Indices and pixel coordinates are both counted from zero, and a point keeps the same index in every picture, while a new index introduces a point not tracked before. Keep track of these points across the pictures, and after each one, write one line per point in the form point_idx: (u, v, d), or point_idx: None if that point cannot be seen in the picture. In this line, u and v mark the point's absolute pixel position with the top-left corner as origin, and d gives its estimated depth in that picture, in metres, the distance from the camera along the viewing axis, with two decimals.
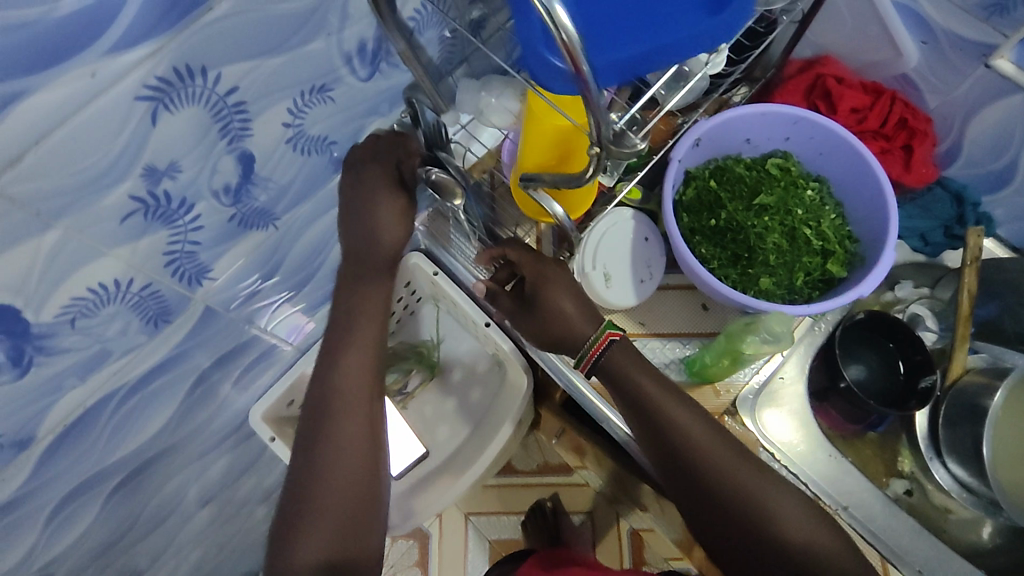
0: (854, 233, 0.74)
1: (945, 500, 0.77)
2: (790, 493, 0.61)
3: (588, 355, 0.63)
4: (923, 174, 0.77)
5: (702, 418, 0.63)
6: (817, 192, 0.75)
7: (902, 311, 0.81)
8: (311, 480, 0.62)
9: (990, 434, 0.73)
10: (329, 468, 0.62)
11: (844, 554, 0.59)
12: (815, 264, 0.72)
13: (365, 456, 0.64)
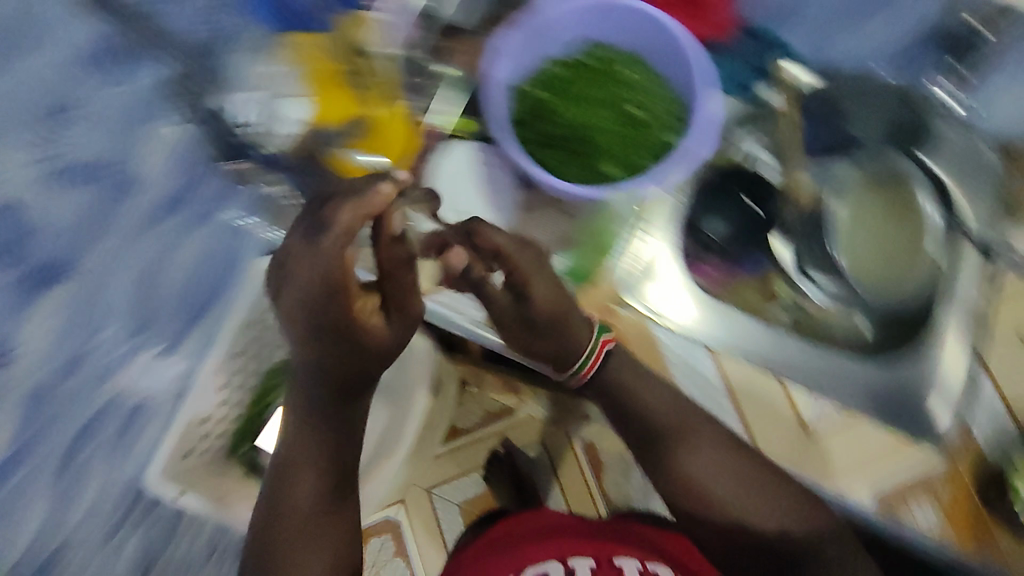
0: (676, 97, 0.78)
1: (825, 312, 0.86)
2: (784, 515, 0.80)
3: (591, 361, 0.77)
4: (719, 22, 0.83)
5: (677, 398, 0.82)
6: (638, 73, 0.80)
7: (743, 155, 0.86)
8: (280, 560, 0.78)
9: (847, 244, 0.86)
10: (287, 557, 0.78)
11: (831, 531, 0.80)
12: (650, 137, 0.78)
13: (326, 536, 0.80)
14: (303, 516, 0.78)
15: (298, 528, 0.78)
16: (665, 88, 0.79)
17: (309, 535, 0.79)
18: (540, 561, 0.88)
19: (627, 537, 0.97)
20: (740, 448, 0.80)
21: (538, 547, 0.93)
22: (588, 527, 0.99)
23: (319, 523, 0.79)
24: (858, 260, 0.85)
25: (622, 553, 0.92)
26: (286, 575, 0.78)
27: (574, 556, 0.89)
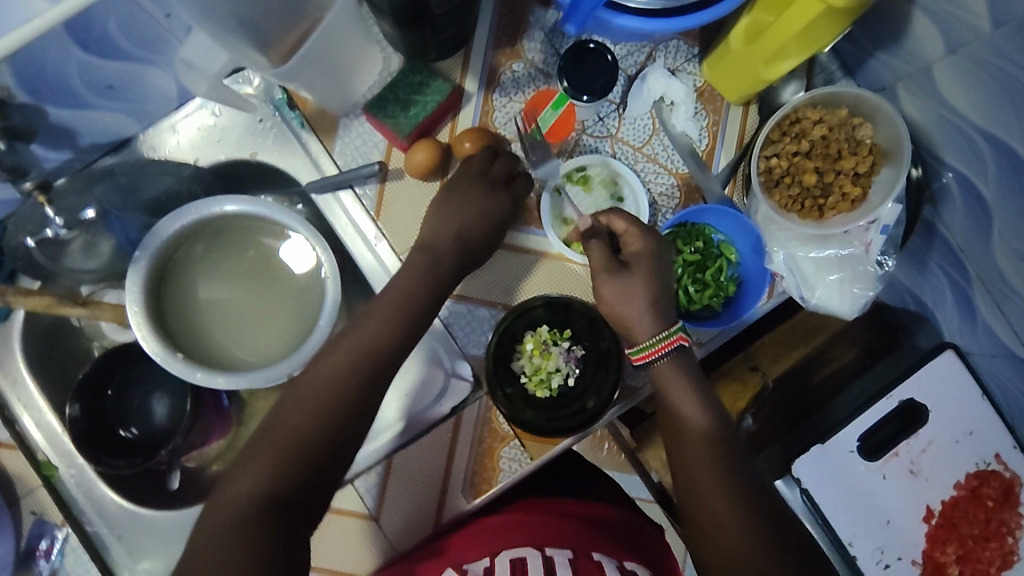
0: (256, 285, 0.75)
1: (720, 295, 0.76)
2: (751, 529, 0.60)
3: (656, 350, 0.68)
4: (90, 367, 0.77)
5: (714, 426, 0.66)
6: (78, 362, 0.79)
7: (576, 275, 0.77)
8: (306, 374, 0.60)
9: (735, 276, 0.76)
10: (338, 359, 0.60)
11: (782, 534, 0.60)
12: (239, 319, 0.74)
13: (349, 400, 0.59)
14: (348, 360, 0.60)
15: (340, 355, 0.60)
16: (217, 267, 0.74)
17: (358, 362, 0.60)
18: (494, 551, 0.73)
19: (581, 527, 0.78)
20: (713, 412, 0.67)
21: (475, 532, 0.76)
22: (556, 518, 0.79)
23: (367, 361, 0.60)
24: (728, 253, 0.76)
25: (596, 546, 0.75)
26: (302, 391, 0.59)
27: (513, 546, 0.73)
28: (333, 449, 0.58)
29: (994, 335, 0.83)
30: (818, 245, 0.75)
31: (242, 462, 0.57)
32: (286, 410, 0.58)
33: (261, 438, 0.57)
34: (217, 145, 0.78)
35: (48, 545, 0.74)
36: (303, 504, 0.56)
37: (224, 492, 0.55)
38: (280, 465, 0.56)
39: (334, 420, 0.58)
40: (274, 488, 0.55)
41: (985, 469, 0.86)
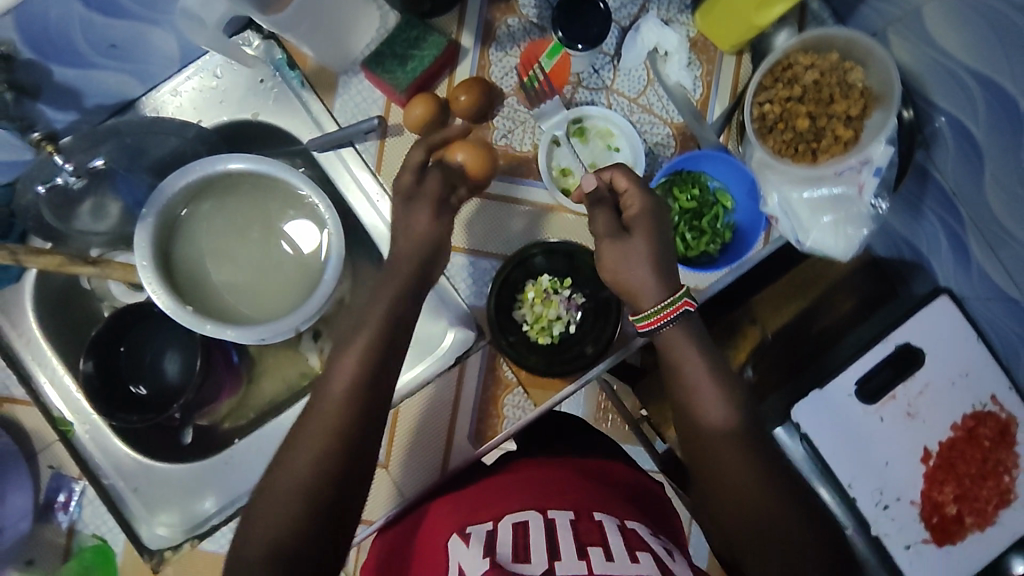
0: (265, 236, 0.77)
1: (716, 242, 0.77)
2: (768, 505, 0.61)
3: (661, 317, 0.66)
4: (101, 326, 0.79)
5: (723, 399, 0.66)
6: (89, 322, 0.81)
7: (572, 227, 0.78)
8: (302, 426, 0.61)
9: (731, 223, 0.78)
10: (330, 405, 0.61)
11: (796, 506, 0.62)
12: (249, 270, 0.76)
13: (344, 427, 0.60)
14: (340, 390, 0.61)
15: (331, 402, 0.61)
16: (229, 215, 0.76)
17: (348, 406, 0.61)
18: (500, 515, 0.68)
19: (595, 490, 0.73)
20: (721, 382, 0.67)
21: (485, 497, 0.72)
22: (568, 482, 0.74)
23: (357, 403, 0.61)
24: (725, 200, 0.77)
25: (600, 506, 0.69)
26: (299, 442, 0.60)
27: (517, 510, 0.68)
28: (334, 495, 0.59)
29: (989, 279, 0.85)
30: (812, 187, 0.75)
31: (252, 520, 0.59)
32: (284, 463, 0.60)
33: (265, 496, 0.59)
34: (220, 105, 0.79)
35: (66, 497, 0.77)
36: (314, 550, 0.57)
37: (241, 555, 0.57)
38: (291, 505, 0.58)
39: (331, 467, 0.59)
40: (283, 540, 0.57)
41: (980, 410, 0.88)
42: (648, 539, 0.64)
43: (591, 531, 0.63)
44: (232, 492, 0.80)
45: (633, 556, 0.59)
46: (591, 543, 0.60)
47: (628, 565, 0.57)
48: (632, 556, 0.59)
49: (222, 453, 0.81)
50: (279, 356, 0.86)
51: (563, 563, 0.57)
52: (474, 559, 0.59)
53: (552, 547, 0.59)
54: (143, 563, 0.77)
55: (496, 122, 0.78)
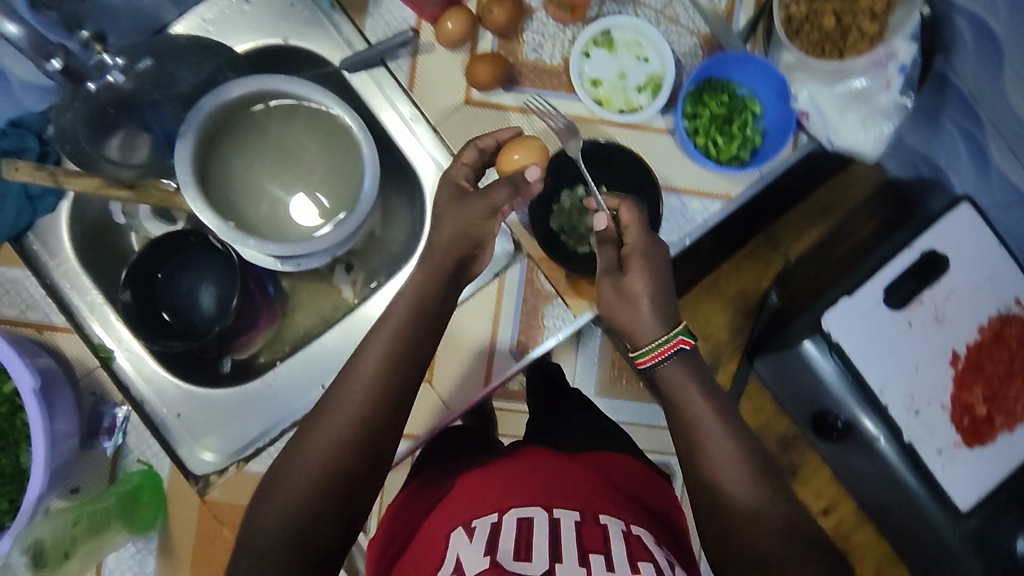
0: (299, 152, 0.77)
1: (748, 143, 0.79)
2: (767, 521, 0.61)
3: (655, 356, 0.69)
4: (140, 254, 0.80)
5: (722, 423, 0.67)
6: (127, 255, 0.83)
7: (602, 137, 0.79)
8: (321, 415, 0.63)
9: (762, 125, 0.79)
10: (350, 402, 0.63)
11: (795, 529, 0.61)
12: (284, 185, 0.77)
13: (359, 424, 0.62)
14: (356, 391, 0.63)
15: (343, 404, 0.63)
16: (266, 127, 0.77)
17: (371, 406, 0.63)
18: (506, 506, 0.67)
19: (611, 488, 0.74)
20: (721, 407, 0.68)
21: (491, 484, 0.71)
22: (583, 472, 0.75)
23: (379, 401, 0.63)
24: (753, 101, 0.79)
25: (607, 505, 0.69)
26: (315, 433, 0.62)
27: (524, 502, 0.68)
28: (348, 481, 0.61)
29: (1009, 182, 0.86)
30: (840, 82, 0.75)
31: (265, 497, 0.61)
32: (299, 451, 0.62)
33: (280, 476, 0.61)
34: (251, 31, 0.80)
35: (110, 423, 0.76)
36: (320, 534, 0.59)
37: (252, 529, 0.59)
38: (304, 499, 0.59)
39: (346, 456, 0.61)
40: (292, 524, 0.58)
41: (1005, 313, 0.90)
42: (651, 548, 0.65)
43: (594, 535, 0.64)
44: (274, 417, 0.80)
45: (635, 568, 0.60)
46: (593, 550, 0.61)
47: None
48: (634, 568, 0.60)
49: (263, 378, 0.81)
50: (313, 288, 0.87)
51: (563, 567, 0.59)
52: (476, 556, 0.59)
53: (555, 548, 0.61)
54: (190, 489, 0.77)
55: (525, 36, 0.78)
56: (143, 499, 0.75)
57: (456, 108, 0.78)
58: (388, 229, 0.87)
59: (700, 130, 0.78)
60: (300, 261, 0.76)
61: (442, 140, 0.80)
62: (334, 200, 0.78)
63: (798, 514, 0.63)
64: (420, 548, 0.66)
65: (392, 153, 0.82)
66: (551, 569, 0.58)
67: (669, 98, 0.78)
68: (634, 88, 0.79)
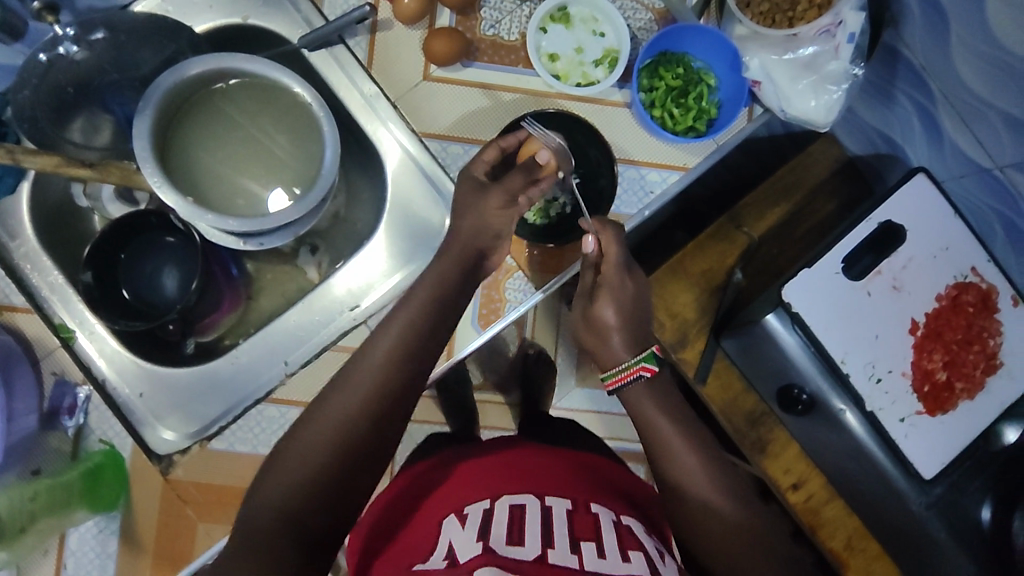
0: (262, 130, 0.79)
1: (703, 114, 0.80)
2: (745, 521, 0.63)
3: (621, 377, 0.72)
4: (102, 235, 0.79)
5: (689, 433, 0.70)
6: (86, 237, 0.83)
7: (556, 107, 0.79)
8: (328, 396, 0.60)
9: (716, 97, 0.82)
10: (360, 385, 0.60)
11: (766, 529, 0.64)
12: (250, 164, 0.79)
13: (374, 405, 0.59)
14: (375, 371, 0.61)
15: (358, 382, 0.60)
16: (228, 105, 0.77)
17: (382, 388, 0.60)
18: (495, 493, 0.68)
19: (591, 480, 0.73)
20: (685, 420, 0.71)
21: (480, 477, 0.71)
22: (565, 466, 0.75)
23: (390, 385, 0.61)
24: (706, 72, 0.81)
25: (596, 497, 0.70)
26: (321, 414, 0.59)
27: (512, 492, 0.67)
28: (352, 465, 0.57)
29: (961, 152, 0.89)
30: (792, 50, 0.77)
31: (263, 477, 0.57)
32: (303, 432, 0.58)
33: (282, 454, 0.57)
34: (209, 10, 0.79)
35: (71, 403, 0.76)
36: (320, 517, 0.55)
37: (247, 509, 0.55)
38: (308, 479, 0.56)
39: (353, 440, 0.58)
40: (293, 506, 0.54)
41: (962, 281, 0.92)
42: (641, 538, 0.64)
43: (586, 522, 0.63)
44: (239, 394, 0.80)
45: (625, 554, 0.59)
46: (584, 538, 0.60)
47: (618, 564, 0.57)
48: (624, 555, 0.59)
49: (226, 355, 0.81)
50: (278, 271, 0.88)
51: (555, 552, 0.57)
52: (468, 541, 0.58)
53: (547, 535, 0.59)
54: (151, 468, 0.77)
55: (483, 13, 0.80)
56: (105, 479, 0.74)
57: (416, 84, 0.79)
58: (354, 210, 0.87)
59: (656, 102, 0.79)
60: (263, 240, 0.77)
61: (400, 114, 0.79)
62: (300, 177, 0.80)
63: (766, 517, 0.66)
64: (403, 540, 0.65)
65: (354, 131, 0.83)
66: (542, 553, 0.56)
67: (625, 70, 0.79)
68: (591, 62, 0.80)
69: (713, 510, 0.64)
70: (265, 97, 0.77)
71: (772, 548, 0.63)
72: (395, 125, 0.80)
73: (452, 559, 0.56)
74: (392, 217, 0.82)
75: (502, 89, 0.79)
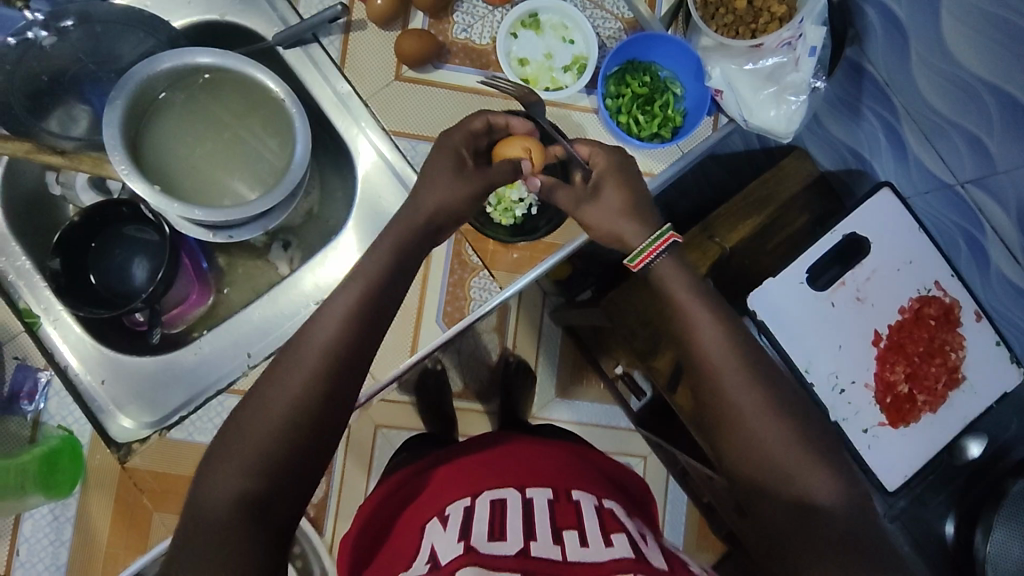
0: (239, 127, 0.81)
1: (667, 120, 0.84)
2: (784, 437, 0.58)
3: (650, 252, 0.66)
4: (75, 223, 0.81)
5: (730, 337, 0.62)
6: (58, 224, 0.84)
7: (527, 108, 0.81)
8: (273, 374, 0.54)
9: (680, 107, 0.85)
10: (312, 354, 0.54)
11: (807, 453, 0.57)
12: (226, 159, 0.81)
13: (325, 375, 0.54)
14: (327, 340, 0.55)
15: (309, 352, 0.54)
16: (207, 102, 0.79)
17: (331, 353, 0.54)
18: (476, 491, 0.67)
19: (584, 473, 0.73)
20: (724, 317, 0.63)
21: (463, 475, 0.71)
22: (556, 455, 0.75)
23: (339, 358, 0.55)
24: (672, 81, 0.85)
25: (582, 484, 0.69)
26: (274, 390, 0.53)
27: (495, 487, 0.67)
28: (311, 441, 0.53)
29: (925, 169, 0.91)
30: (754, 60, 0.81)
31: (214, 461, 0.52)
32: (255, 410, 0.53)
33: (232, 437, 0.52)
34: (188, 5, 0.81)
35: (32, 387, 0.76)
36: (284, 499, 0.52)
37: (199, 500, 0.50)
38: (262, 464, 0.51)
39: (307, 416, 0.53)
40: (251, 490, 0.50)
41: (926, 295, 0.93)
42: (624, 522, 0.64)
43: (567, 511, 0.63)
44: (202, 383, 0.81)
45: (608, 540, 0.58)
46: (567, 528, 0.59)
47: (602, 550, 0.56)
48: (606, 540, 0.58)
49: (189, 346, 0.81)
50: (250, 266, 0.88)
51: (537, 544, 0.56)
52: (450, 542, 0.58)
53: (529, 527, 0.59)
54: (110, 456, 0.76)
55: (456, 17, 0.82)
56: (62, 464, 0.74)
57: (387, 84, 0.81)
58: (327, 207, 0.87)
59: (622, 108, 0.82)
60: (232, 233, 0.77)
61: (372, 112, 0.81)
62: (275, 173, 0.81)
63: (821, 437, 0.59)
64: (392, 546, 0.65)
65: (327, 128, 0.83)
66: (524, 547, 0.56)
67: (592, 77, 0.82)
68: (560, 68, 0.83)
69: (734, 426, 0.59)
70: (244, 92, 0.79)
71: (792, 472, 0.57)
72: (369, 127, 0.81)
73: (435, 562, 0.56)
74: (361, 212, 0.83)
75: (488, 91, 0.81)
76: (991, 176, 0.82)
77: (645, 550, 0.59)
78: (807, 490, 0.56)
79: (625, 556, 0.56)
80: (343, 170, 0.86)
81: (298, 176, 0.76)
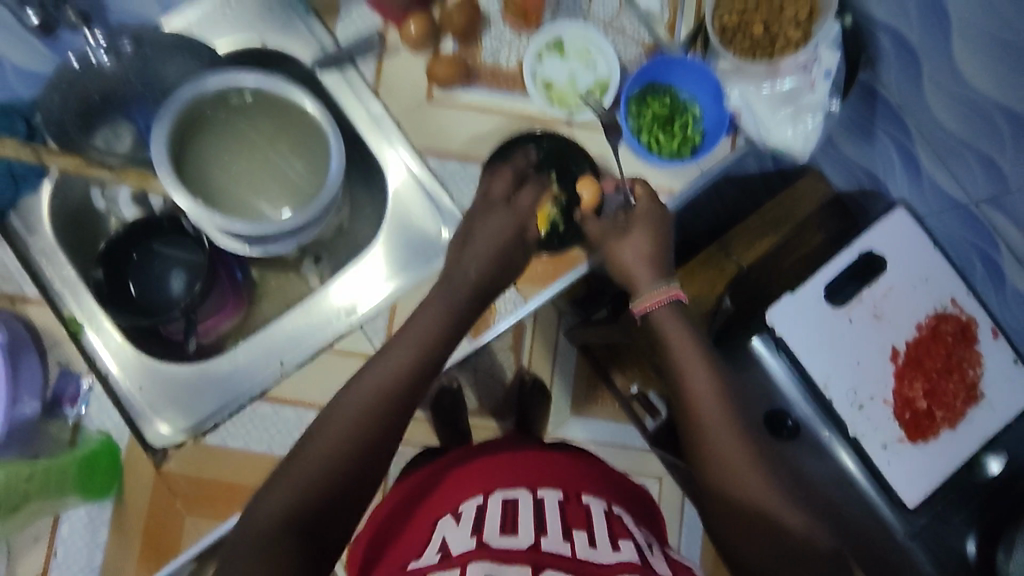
0: (276, 146, 0.84)
1: (687, 140, 0.86)
2: (765, 488, 0.63)
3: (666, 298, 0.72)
4: (119, 234, 0.85)
5: (722, 387, 0.68)
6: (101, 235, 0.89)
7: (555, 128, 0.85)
8: (333, 409, 0.61)
9: (699, 127, 0.88)
10: (363, 398, 0.61)
11: (785, 503, 0.63)
12: (264, 176, 0.85)
13: (381, 413, 0.61)
14: (386, 387, 0.62)
15: (366, 392, 0.62)
16: (245, 121, 0.83)
17: (386, 392, 0.62)
18: (489, 489, 0.69)
19: (596, 481, 0.74)
20: (720, 369, 0.69)
21: (473, 477, 0.72)
22: (569, 461, 0.76)
23: (393, 402, 0.62)
24: (690, 102, 0.88)
25: (591, 489, 0.71)
26: (323, 427, 0.60)
27: (507, 486, 0.69)
28: (352, 478, 0.58)
29: (939, 188, 0.93)
30: (771, 82, 0.85)
31: (269, 489, 0.57)
32: (311, 447, 0.58)
33: (289, 469, 0.58)
34: (232, 31, 0.86)
35: (74, 392, 0.79)
36: (327, 531, 0.56)
37: (253, 518, 0.55)
38: (316, 485, 0.56)
39: (357, 452, 0.59)
40: (297, 515, 0.54)
41: (941, 312, 0.94)
42: (632, 529, 0.65)
43: (578, 511, 0.64)
44: (235, 391, 0.83)
45: (616, 544, 0.59)
46: (577, 527, 0.61)
47: (609, 553, 0.57)
48: (614, 543, 0.60)
49: (224, 355, 0.84)
50: (281, 279, 0.91)
51: (548, 539, 0.58)
52: (463, 536, 0.59)
53: (539, 524, 0.60)
54: (146, 461, 0.78)
55: (484, 42, 0.86)
56: (102, 467, 0.76)
57: (419, 105, 0.84)
58: (356, 223, 0.90)
59: (643, 128, 0.85)
60: (268, 247, 0.81)
61: (403, 132, 0.85)
62: (309, 191, 0.85)
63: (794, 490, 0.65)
64: (404, 540, 0.66)
65: (359, 147, 0.87)
66: (534, 542, 0.57)
67: (615, 98, 0.86)
68: (584, 91, 0.86)
69: (725, 464, 0.64)
70: (281, 113, 0.83)
71: (773, 516, 0.62)
72: (400, 145, 0.85)
73: (446, 552, 0.57)
74: (392, 227, 0.86)
75: (518, 111, 0.85)
76: (1006, 196, 0.84)
77: (651, 559, 0.60)
78: (783, 537, 0.61)
79: (630, 561, 0.58)
80: (373, 187, 0.89)
81: (331, 195, 0.79)
